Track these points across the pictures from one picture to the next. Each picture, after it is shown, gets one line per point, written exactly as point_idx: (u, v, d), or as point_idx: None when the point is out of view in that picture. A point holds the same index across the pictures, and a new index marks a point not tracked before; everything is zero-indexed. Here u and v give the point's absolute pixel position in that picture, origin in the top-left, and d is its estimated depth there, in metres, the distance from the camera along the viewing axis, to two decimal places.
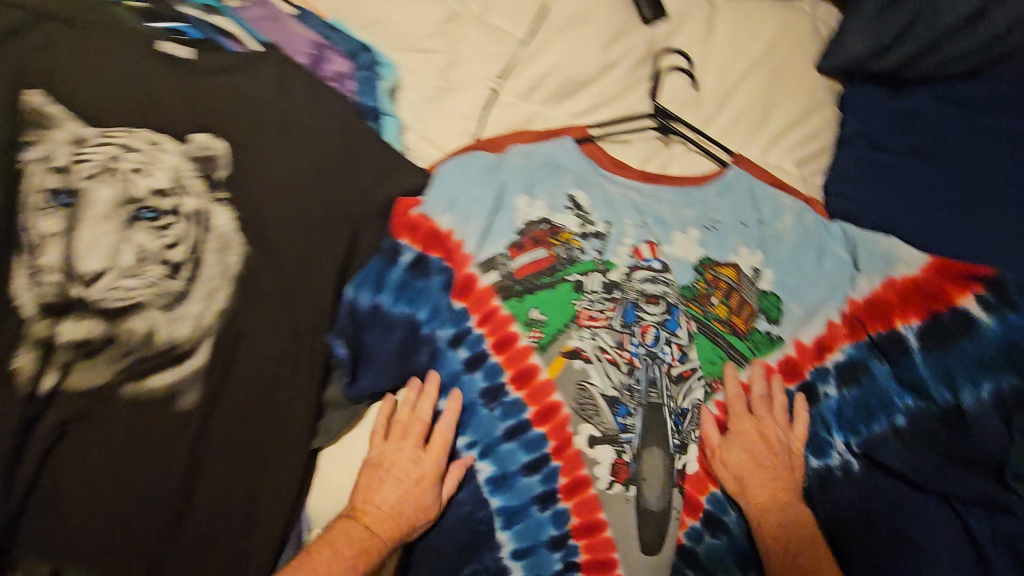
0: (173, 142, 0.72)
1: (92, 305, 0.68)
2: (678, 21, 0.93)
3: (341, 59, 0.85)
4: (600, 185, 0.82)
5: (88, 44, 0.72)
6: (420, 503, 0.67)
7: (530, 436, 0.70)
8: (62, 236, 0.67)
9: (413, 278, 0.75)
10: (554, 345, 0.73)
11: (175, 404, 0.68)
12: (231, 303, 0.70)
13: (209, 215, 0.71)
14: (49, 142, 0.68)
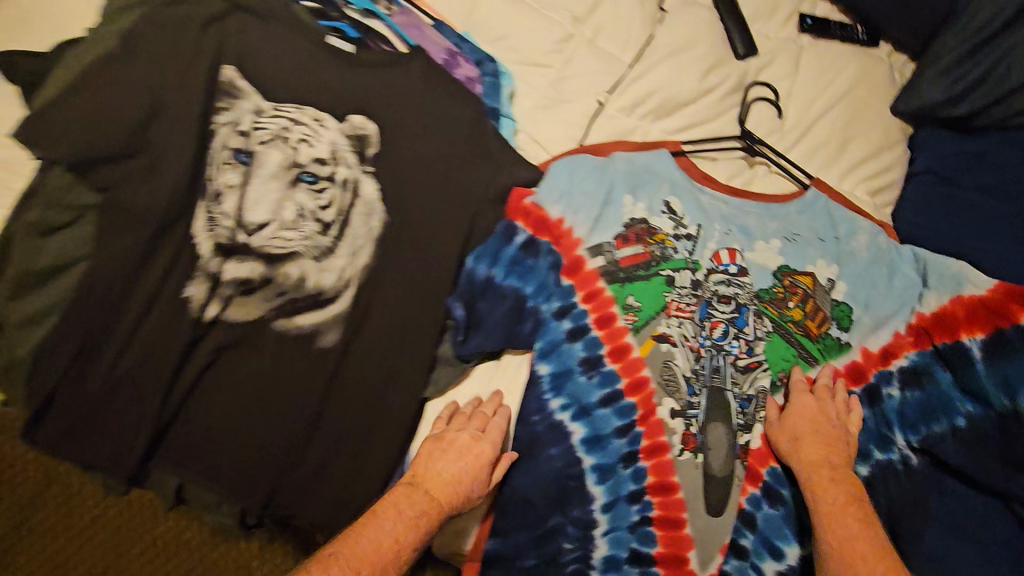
0: (333, 119, 0.84)
1: (254, 250, 0.78)
2: (768, 57, 1.03)
3: (470, 65, 0.96)
4: (692, 194, 0.92)
5: (271, 32, 0.85)
6: (473, 480, 0.72)
7: (622, 404, 0.78)
8: (239, 190, 0.79)
9: (524, 256, 0.85)
10: (646, 328, 0.83)
11: (316, 342, 0.78)
12: (371, 261, 0.81)
13: (358, 184, 0.82)
14: (237, 110, 0.81)
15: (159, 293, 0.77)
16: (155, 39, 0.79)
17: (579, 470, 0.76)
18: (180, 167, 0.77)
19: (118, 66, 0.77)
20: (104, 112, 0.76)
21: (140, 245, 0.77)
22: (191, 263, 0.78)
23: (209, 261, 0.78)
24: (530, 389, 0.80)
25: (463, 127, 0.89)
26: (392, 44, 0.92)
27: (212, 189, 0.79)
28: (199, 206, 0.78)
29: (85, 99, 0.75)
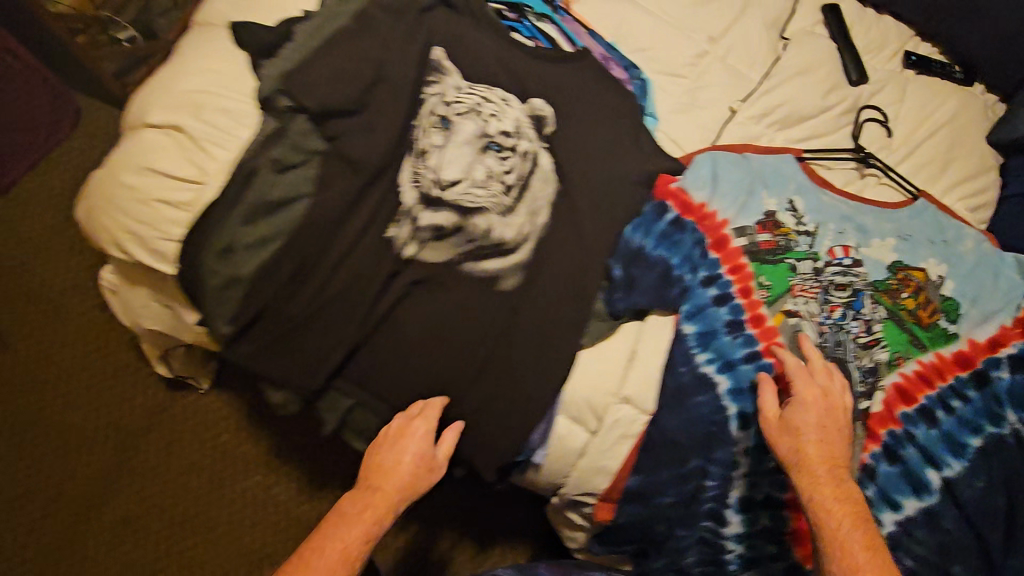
0: (518, 100, 0.97)
1: (448, 202, 0.90)
2: (878, 85, 1.17)
3: (620, 69, 1.11)
4: (815, 194, 1.04)
5: (469, 22, 0.99)
6: (417, 460, 0.86)
7: (762, 362, 0.88)
8: (439, 150, 0.91)
9: (673, 232, 0.96)
10: (777, 303, 0.93)
11: (496, 286, 0.89)
12: (546, 222, 0.92)
13: (536, 156, 0.95)
14: (442, 84, 0.94)
15: (365, 231, 0.89)
16: (380, 20, 0.93)
17: (725, 416, 0.86)
18: (397, 127, 0.90)
19: (349, 38, 0.91)
20: (339, 73, 0.89)
21: (353, 188, 0.88)
22: (395, 207, 0.90)
23: (413, 208, 0.89)
24: (677, 345, 0.91)
25: (621, 119, 1.02)
26: (558, 44, 1.05)
27: (418, 147, 0.91)
28: (406, 162, 0.91)
29: (325, 63, 0.89)
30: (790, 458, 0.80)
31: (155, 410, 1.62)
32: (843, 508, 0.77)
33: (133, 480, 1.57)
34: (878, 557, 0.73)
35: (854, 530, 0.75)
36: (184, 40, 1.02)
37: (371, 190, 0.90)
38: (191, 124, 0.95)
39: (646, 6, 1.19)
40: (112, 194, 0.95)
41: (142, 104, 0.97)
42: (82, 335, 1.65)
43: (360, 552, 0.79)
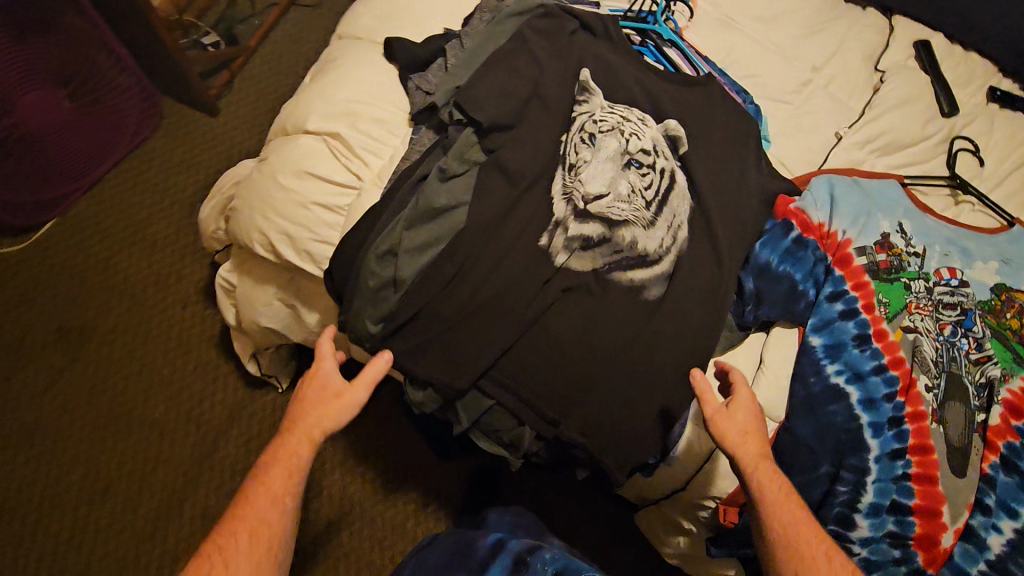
0: (654, 121, 1.03)
1: (596, 214, 0.96)
2: (968, 118, 1.24)
3: (735, 93, 1.17)
4: (921, 218, 1.10)
5: (608, 47, 1.05)
6: (323, 388, 0.91)
7: (889, 374, 0.93)
8: (587, 165, 0.97)
9: (797, 248, 1.02)
10: (896, 319, 0.99)
11: (642, 295, 0.94)
12: (686, 235, 0.98)
13: (673, 174, 1.01)
14: (591, 104, 0.99)
15: (517, 240, 0.94)
16: (536, 42, 1.00)
17: (859, 425, 0.91)
18: (549, 144, 0.96)
19: (507, 59, 0.97)
20: (502, 90, 0.94)
21: (509, 198, 0.94)
22: (549, 217, 0.95)
23: (565, 219, 0.95)
24: (806, 356, 0.96)
25: (745, 142, 1.09)
26: (681, 69, 1.12)
27: (568, 162, 0.97)
28: (557, 174, 0.96)
29: (488, 78, 0.95)
30: (731, 446, 0.85)
31: (230, 415, 1.55)
32: (781, 488, 0.83)
33: (208, 495, 1.48)
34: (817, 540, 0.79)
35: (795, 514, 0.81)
36: (336, 54, 1.09)
37: (528, 200, 0.95)
38: (348, 132, 1.00)
39: (753, 35, 1.26)
40: (269, 196, 0.99)
41: (300, 114, 1.03)
42: (161, 334, 1.62)
43: (287, 493, 0.84)
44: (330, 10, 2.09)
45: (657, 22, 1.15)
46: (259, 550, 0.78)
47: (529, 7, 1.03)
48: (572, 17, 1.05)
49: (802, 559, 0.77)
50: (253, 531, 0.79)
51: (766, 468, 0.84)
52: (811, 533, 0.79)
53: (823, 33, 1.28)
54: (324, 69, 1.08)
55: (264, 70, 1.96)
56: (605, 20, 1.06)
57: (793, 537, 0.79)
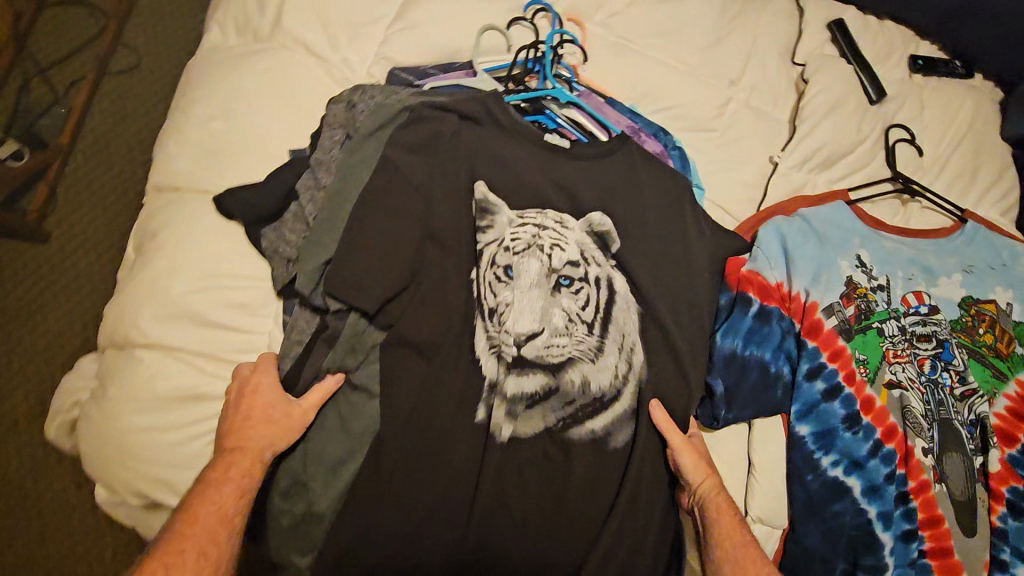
0: (574, 218, 0.86)
1: (535, 362, 0.80)
2: (899, 101, 1.12)
3: (652, 140, 0.99)
4: (876, 242, 0.99)
5: (496, 139, 0.84)
6: (268, 409, 0.73)
7: (885, 451, 0.85)
8: (510, 304, 0.80)
9: (760, 324, 0.89)
10: (878, 378, 0.90)
11: (608, 444, 0.81)
12: (642, 354, 0.84)
13: (610, 280, 0.86)
14: (497, 226, 0.81)
15: (448, 421, 0.77)
16: (410, 164, 0.79)
17: (867, 520, 0.83)
18: (459, 293, 0.79)
19: (380, 199, 0.77)
20: (385, 246, 0.75)
21: (426, 372, 0.77)
22: (482, 379, 0.78)
23: (498, 378, 0.79)
24: (797, 451, 0.86)
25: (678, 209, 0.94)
26: (593, 133, 0.93)
27: (486, 307, 0.79)
28: (476, 324, 0.79)
29: (364, 235, 0.75)
30: (694, 478, 0.79)
31: None
32: (735, 528, 0.77)
33: None
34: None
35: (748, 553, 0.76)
36: (157, 218, 0.83)
37: (450, 367, 0.78)
38: (212, 334, 0.79)
39: (656, 57, 1.07)
40: (116, 443, 0.76)
41: (132, 319, 0.78)
42: (45, 554, 1.18)
43: (240, 506, 0.68)
44: (152, 68, 1.57)
45: (547, 79, 0.94)
46: (206, 572, 0.63)
47: (389, 116, 0.81)
48: (447, 111, 0.83)
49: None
50: (203, 549, 0.64)
51: (725, 501, 0.79)
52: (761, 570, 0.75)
53: (735, 36, 1.10)
54: (148, 242, 0.82)
55: (88, 170, 1.46)
56: (488, 102, 0.84)
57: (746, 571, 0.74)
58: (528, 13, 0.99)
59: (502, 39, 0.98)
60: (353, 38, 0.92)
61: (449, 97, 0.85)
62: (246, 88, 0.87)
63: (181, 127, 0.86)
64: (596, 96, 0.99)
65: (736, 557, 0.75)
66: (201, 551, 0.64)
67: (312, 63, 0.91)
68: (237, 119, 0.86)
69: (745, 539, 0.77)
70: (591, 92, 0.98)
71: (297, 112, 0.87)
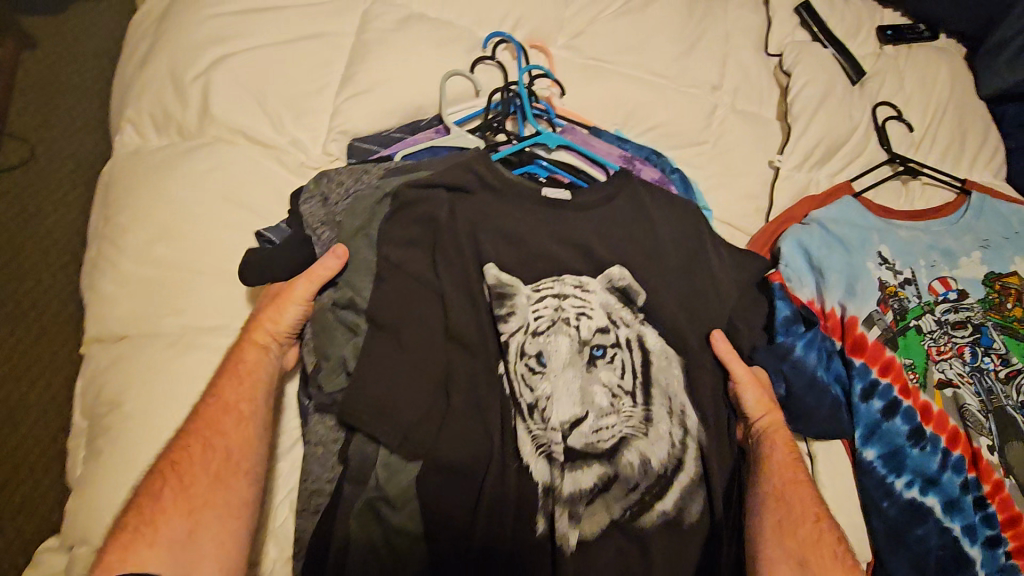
0: (595, 279, 0.75)
1: (588, 453, 0.70)
2: (879, 77, 1.07)
3: (647, 166, 0.89)
4: (893, 233, 0.95)
5: (490, 209, 0.73)
6: (271, 293, 0.70)
7: (954, 459, 0.82)
8: (550, 395, 0.70)
9: (812, 349, 0.81)
10: (929, 381, 0.86)
11: (683, 521, 0.71)
12: (695, 415, 0.74)
13: (641, 338, 0.75)
14: (517, 308, 0.71)
15: (506, 545, 0.66)
16: (410, 260, 0.70)
17: (953, 538, 0.79)
18: (492, 396, 0.68)
19: (388, 309, 0.68)
20: (404, 366, 0.67)
21: (469, 493, 0.66)
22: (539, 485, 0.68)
23: (553, 481, 0.68)
24: (867, 478, 0.81)
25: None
26: (592, 177, 0.83)
27: (523, 403, 0.69)
28: (517, 425, 0.69)
29: (382, 355, 0.66)
30: (753, 411, 0.76)
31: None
32: (788, 464, 0.73)
33: None
34: (814, 511, 0.70)
35: (798, 488, 0.71)
36: (107, 376, 0.68)
37: (496, 484, 0.66)
38: None
39: (631, 74, 0.99)
40: None
41: (105, 511, 0.62)
42: None
43: (254, 410, 0.64)
44: (53, 154, 1.26)
45: (532, 126, 0.83)
46: (215, 470, 0.60)
47: (368, 212, 0.71)
48: (436, 188, 0.72)
49: (787, 528, 0.68)
50: (209, 442, 0.61)
51: (783, 438, 0.75)
52: (807, 510, 0.70)
53: (707, 36, 1.03)
54: (100, 408, 0.67)
55: None
56: (473, 165, 0.73)
57: (790, 508, 0.70)
58: (490, 51, 0.90)
59: (469, 85, 0.86)
60: (299, 114, 0.79)
61: (425, 171, 0.74)
62: (186, 201, 0.74)
63: (116, 260, 0.72)
64: (579, 129, 0.89)
65: (781, 490, 0.71)
66: (205, 445, 0.61)
67: (260, 153, 0.77)
68: (184, 239, 0.73)
69: (795, 477, 0.72)
70: (575, 125, 0.89)
71: (256, 218, 0.75)
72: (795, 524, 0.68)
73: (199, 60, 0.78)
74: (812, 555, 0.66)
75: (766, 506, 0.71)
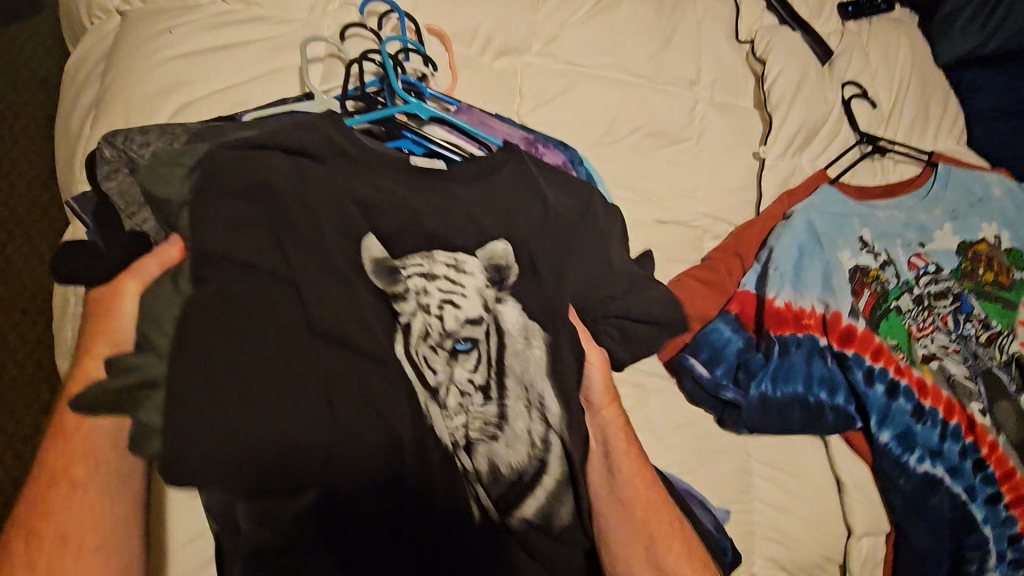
0: (468, 255, 0.63)
1: (452, 450, 0.61)
2: (848, 57, 1.08)
3: (552, 151, 0.79)
4: (874, 216, 0.97)
5: (335, 176, 0.59)
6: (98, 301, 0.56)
7: (951, 427, 0.86)
8: (437, 389, 0.61)
9: (784, 360, 0.86)
10: (915, 357, 0.89)
11: (555, 527, 0.64)
12: (556, 405, 0.64)
13: (500, 322, 0.63)
14: (406, 297, 0.61)
15: None
16: (261, 256, 0.56)
17: (960, 501, 0.83)
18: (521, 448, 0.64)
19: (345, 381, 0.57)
20: (231, 388, 0.53)
21: (284, 537, 0.56)
22: (399, 519, 0.58)
23: (461, 476, 0.61)
24: (885, 460, 0.84)
25: (677, 256, 0.91)
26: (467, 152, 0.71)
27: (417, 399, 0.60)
28: (433, 412, 0.61)
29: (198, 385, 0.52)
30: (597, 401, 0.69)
31: None
32: (639, 466, 0.68)
33: None
34: (671, 512, 0.68)
35: (650, 489, 0.68)
36: None
37: (337, 532, 0.57)
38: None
39: (610, 76, 0.96)
40: None
41: None
42: None
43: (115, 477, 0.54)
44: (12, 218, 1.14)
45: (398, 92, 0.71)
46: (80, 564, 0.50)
47: (182, 183, 0.57)
48: (270, 150, 0.59)
49: (658, 542, 0.66)
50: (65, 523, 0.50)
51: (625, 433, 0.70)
52: (663, 513, 0.68)
53: (681, 29, 1.02)
54: None
55: None
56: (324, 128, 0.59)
57: (653, 514, 0.67)
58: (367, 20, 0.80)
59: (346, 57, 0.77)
60: None
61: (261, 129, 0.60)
62: None
63: None
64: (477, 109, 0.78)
65: (642, 500, 0.67)
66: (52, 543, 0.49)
67: None
68: None
69: (647, 480, 0.68)
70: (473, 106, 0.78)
71: None
72: (652, 530, 0.66)
73: (159, 109, 0.71)
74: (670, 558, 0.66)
75: (627, 512, 0.66)
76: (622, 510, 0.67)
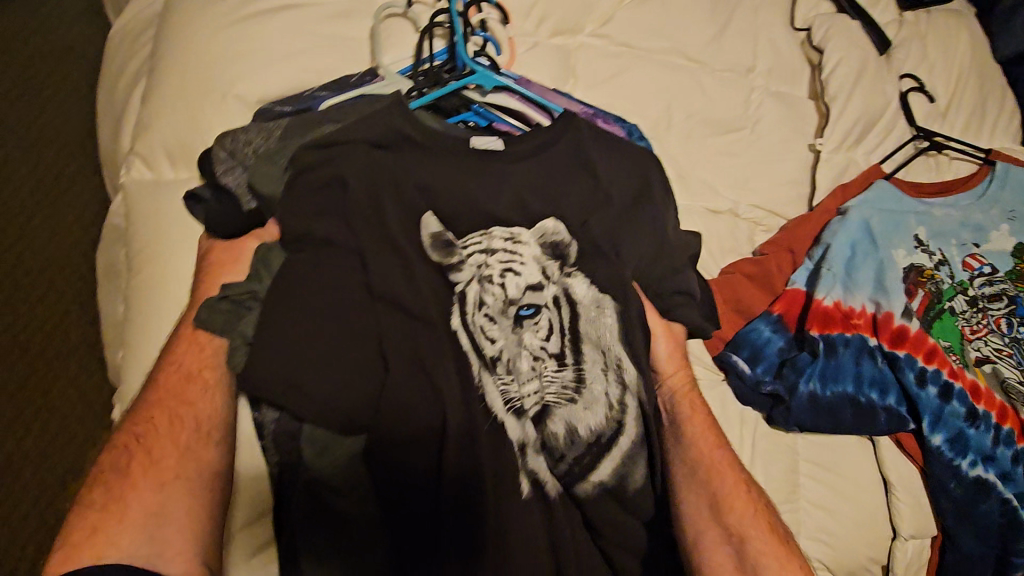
0: (528, 231, 0.65)
1: (525, 414, 0.62)
2: (906, 48, 1.05)
3: (612, 125, 0.76)
4: (929, 214, 0.95)
5: (407, 161, 0.63)
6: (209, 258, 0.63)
7: (1003, 432, 0.84)
8: (503, 353, 0.62)
9: (832, 359, 0.84)
10: (967, 360, 0.87)
11: (628, 488, 0.64)
12: (633, 368, 0.65)
13: (569, 292, 0.65)
14: (466, 265, 0.63)
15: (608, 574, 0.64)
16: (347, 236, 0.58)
17: (1012, 508, 0.82)
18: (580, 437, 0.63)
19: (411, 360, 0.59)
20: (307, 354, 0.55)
21: (340, 475, 0.57)
22: (460, 480, 0.57)
23: (528, 439, 0.61)
24: (937, 463, 0.82)
25: (727, 248, 0.90)
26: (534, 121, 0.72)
27: (482, 364, 0.61)
28: (482, 380, 0.61)
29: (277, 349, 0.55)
30: (666, 368, 0.70)
31: None
32: (706, 425, 0.68)
33: None
34: (739, 473, 0.67)
35: (719, 451, 0.67)
36: None
37: (418, 491, 0.57)
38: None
39: (666, 60, 0.93)
40: None
41: None
42: None
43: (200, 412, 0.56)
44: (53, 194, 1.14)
45: (465, 61, 0.70)
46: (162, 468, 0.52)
47: (279, 171, 0.62)
48: (353, 140, 0.63)
49: (724, 503, 0.64)
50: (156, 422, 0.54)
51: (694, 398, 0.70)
52: (733, 475, 0.66)
53: (738, 15, 0.99)
54: None
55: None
56: (391, 116, 0.63)
57: (718, 474, 0.66)
58: None
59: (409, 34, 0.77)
60: None
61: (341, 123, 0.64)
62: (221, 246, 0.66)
63: (149, 314, 0.64)
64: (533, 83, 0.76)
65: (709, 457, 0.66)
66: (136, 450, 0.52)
67: None
68: None
69: (713, 439, 0.68)
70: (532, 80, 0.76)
71: None
72: (719, 490, 0.65)
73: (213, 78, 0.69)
74: (739, 518, 0.64)
75: (695, 470, 0.66)
76: (688, 468, 0.66)
